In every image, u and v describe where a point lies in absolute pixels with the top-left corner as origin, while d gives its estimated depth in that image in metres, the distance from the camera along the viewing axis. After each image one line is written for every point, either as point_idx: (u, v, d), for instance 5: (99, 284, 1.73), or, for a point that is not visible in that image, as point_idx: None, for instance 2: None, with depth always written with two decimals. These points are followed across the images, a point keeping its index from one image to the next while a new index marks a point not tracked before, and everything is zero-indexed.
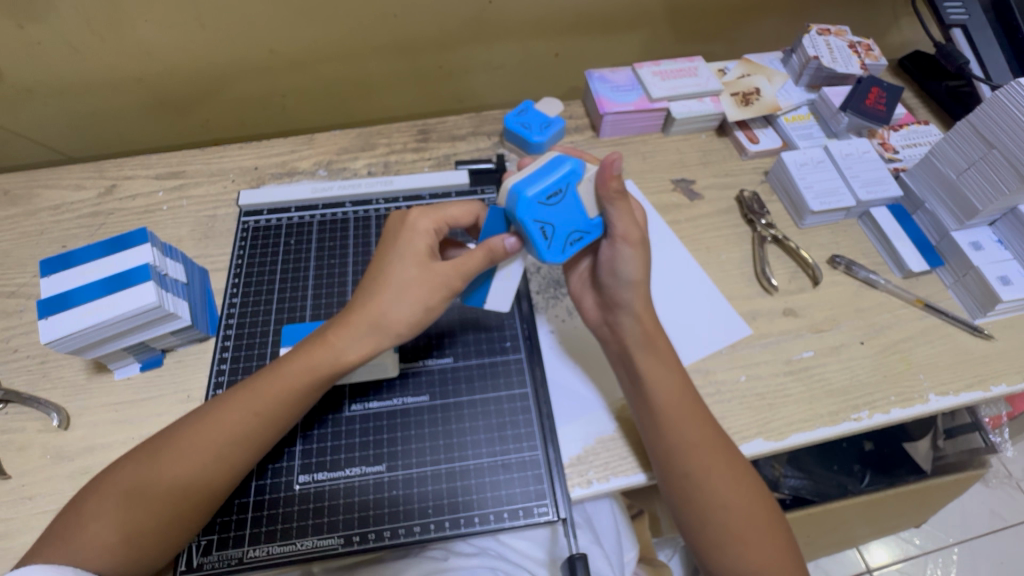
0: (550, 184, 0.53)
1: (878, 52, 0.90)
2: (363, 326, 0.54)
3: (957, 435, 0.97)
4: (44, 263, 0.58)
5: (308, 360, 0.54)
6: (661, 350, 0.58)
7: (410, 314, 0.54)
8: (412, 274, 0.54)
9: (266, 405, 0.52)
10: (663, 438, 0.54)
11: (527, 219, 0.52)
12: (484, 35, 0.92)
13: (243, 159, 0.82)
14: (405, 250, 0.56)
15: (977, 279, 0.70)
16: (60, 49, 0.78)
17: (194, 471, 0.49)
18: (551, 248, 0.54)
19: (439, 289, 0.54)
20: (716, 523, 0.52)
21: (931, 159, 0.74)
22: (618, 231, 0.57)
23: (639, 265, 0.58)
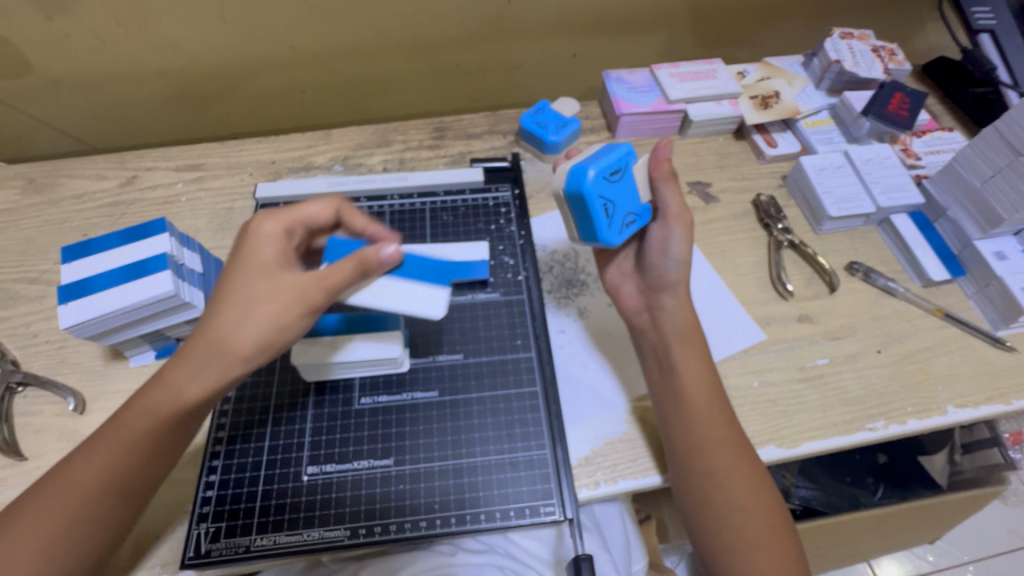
0: (612, 162, 0.55)
1: (902, 57, 0.88)
2: (219, 346, 0.48)
3: (975, 451, 0.94)
4: (65, 250, 0.60)
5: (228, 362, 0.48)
6: (699, 342, 0.59)
7: (260, 335, 0.48)
8: (257, 287, 0.49)
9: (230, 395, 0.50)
10: (688, 433, 0.54)
11: (592, 194, 0.54)
12: (502, 34, 0.92)
13: (261, 153, 0.83)
14: (246, 261, 0.50)
15: (1001, 290, 0.69)
16: (87, 42, 0.80)
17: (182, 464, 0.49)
18: (611, 227, 0.56)
19: (296, 303, 0.48)
20: (731, 527, 0.51)
21: (954, 166, 0.72)
22: (670, 209, 0.60)
23: (687, 243, 0.60)
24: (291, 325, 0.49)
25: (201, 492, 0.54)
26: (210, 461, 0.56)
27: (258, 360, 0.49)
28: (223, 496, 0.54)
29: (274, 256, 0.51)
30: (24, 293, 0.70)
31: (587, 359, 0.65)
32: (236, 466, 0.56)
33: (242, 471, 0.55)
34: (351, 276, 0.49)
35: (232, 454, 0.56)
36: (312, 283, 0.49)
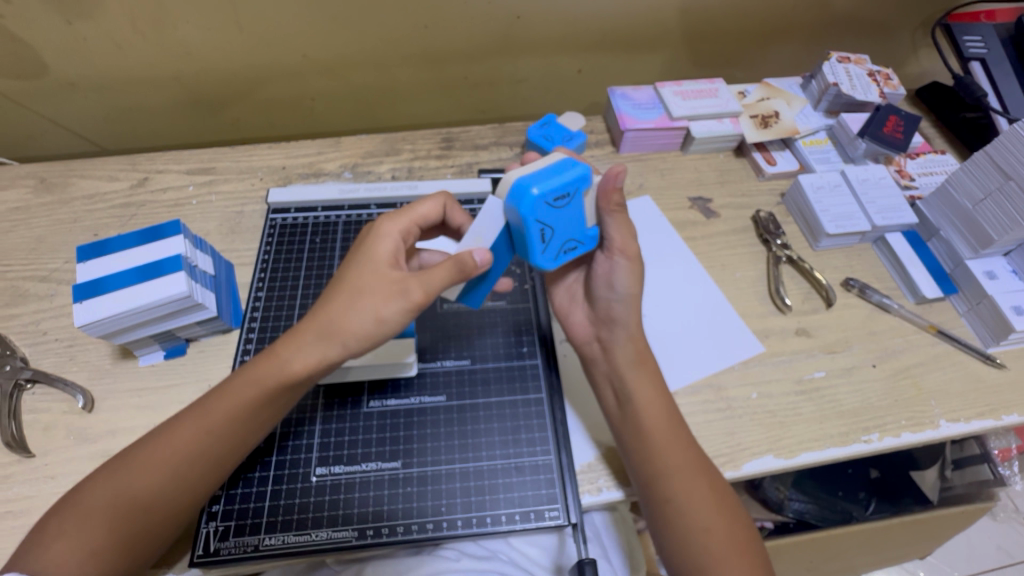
0: (559, 185, 0.51)
1: (897, 81, 0.91)
2: (315, 335, 0.52)
3: (965, 466, 0.97)
4: (81, 250, 0.60)
5: (256, 378, 0.53)
6: (651, 368, 0.60)
7: (361, 323, 0.51)
8: (369, 280, 0.52)
9: (219, 424, 0.52)
10: (649, 460, 0.55)
11: (530, 220, 0.51)
12: (510, 49, 0.95)
13: (272, 159, 0.85)
14: (369, 253, 0.54)
15: (991, 308, 0.71)
16: (104, 45, 0.82)
17: (162, 483, 0.50)
18: (544, 252, 0.55)
19: (396, 297, 0.51)
20: (697, 550, 0.52)
21: (947, 188, 0.75)
22: (615, 244, 0.59)
23: (632, 278, 0.61)
24: (389, 318, 0.51)
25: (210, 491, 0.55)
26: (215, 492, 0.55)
27: (302, 374, 0.52)
28: (232, 496, 0.55)
29: (389, 252, 0.55)
30: (34, 290, 0.70)
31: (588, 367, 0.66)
32: (244, 466, 0.56)
33: (252, 472, 0.56)
34: (450, 275, 0.52)
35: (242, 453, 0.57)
36: (414, 282, 0.51)
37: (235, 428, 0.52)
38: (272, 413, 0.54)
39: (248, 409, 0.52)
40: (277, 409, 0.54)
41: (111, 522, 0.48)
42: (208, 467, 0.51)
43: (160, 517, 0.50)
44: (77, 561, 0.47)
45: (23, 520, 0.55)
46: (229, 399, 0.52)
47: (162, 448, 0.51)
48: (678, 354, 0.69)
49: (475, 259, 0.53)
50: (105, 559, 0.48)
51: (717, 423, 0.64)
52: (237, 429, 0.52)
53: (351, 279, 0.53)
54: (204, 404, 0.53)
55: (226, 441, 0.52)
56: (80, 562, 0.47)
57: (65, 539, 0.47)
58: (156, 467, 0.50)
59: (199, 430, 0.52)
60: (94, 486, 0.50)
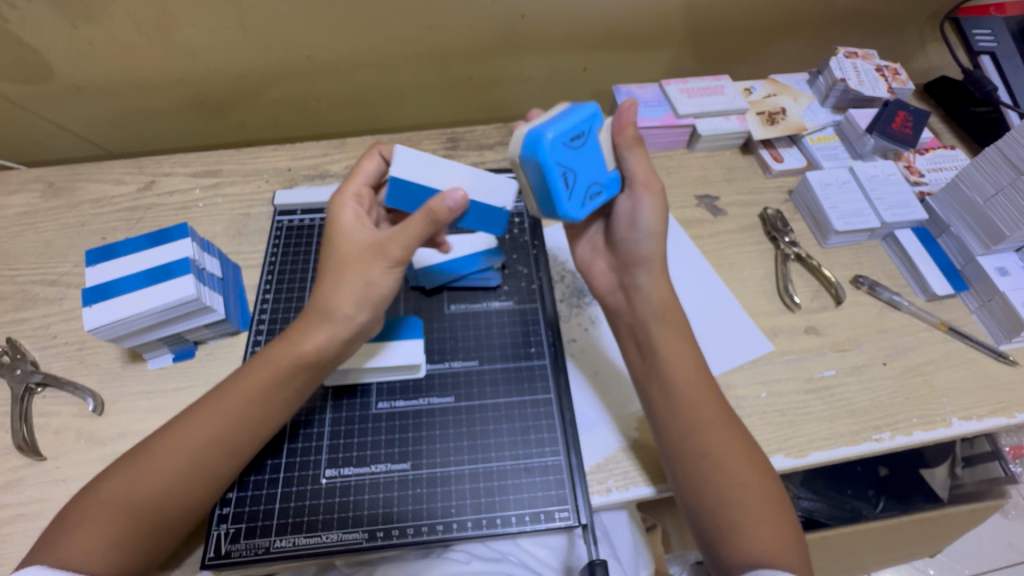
0: (573, 126, 0.51)
1: (905, 76, 0.90)
2: (316, 318, 0.54)
3: (975, 464, 0.96)
4: (89, 254, 0.61)
5: (270, 362, 0.54)
6: (677, 323, 0.59)
7: (353, 293, 0.53)
8: (351, 253, 0.54)
9: (236, 407, 0.53)
10: (678, 416, 0.55)
11: (548, 160, 0.49)
12: (514, 48, 0.94)
13: (278, 160, 0.85)
14: (346, 232, 0.56)
15: (1003, 305, 0.70)
16: (110, 49, 0.82)
17: (178, 472, 0.50)
18: (570, 198, 0.53)
19: (377, 258, 0.53)
20: (734, 505, 0.52)
21: (957, 183, 0.74)
22: (638, 179, 0.57)
23: (656, 213, 0.59)
24: (378, 280, 0.53)
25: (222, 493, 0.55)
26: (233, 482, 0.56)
27: (312, 354, 0.53)
28: (243, 498, 0.55)
29: (359, 223, 0.57)
30: (43, 294, 0.71)
31: (598, 367, 0.66)
32: (255, 469, 0.56)
33: (262, 474, 0.56)
34: (423, 226, 0.52)
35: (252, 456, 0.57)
36: (389, 240, 0.53)
37: (251, 413, 0.53)
38: (287, 397, 0.54)
39: (263, 392, 0.53)
40: (291, 394, 0.55)
41: (132, 510, 0.48)
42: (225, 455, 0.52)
43: (181, 505, 0.50)
44: (100, 549, 0.47)
45: (35, 523, 0.56)
46: (244, 385, 0.53)
47: (179, 438, 0.51)
48: None
49: (448, 203, 0.52)
50: (128, 548, 0.48)
51: None
52: (255, 415, 0.53)
53: (335, 259, 0.55)
54: (220, 390, 0.54)
55: (243, 427, 0.53)
56: (97, 552, 0.47)
57: (89, 526, 0.48)
58: (178, 453, 0.51)
59: (217, 415, 0.52)
60: (116, 475, 0.50)
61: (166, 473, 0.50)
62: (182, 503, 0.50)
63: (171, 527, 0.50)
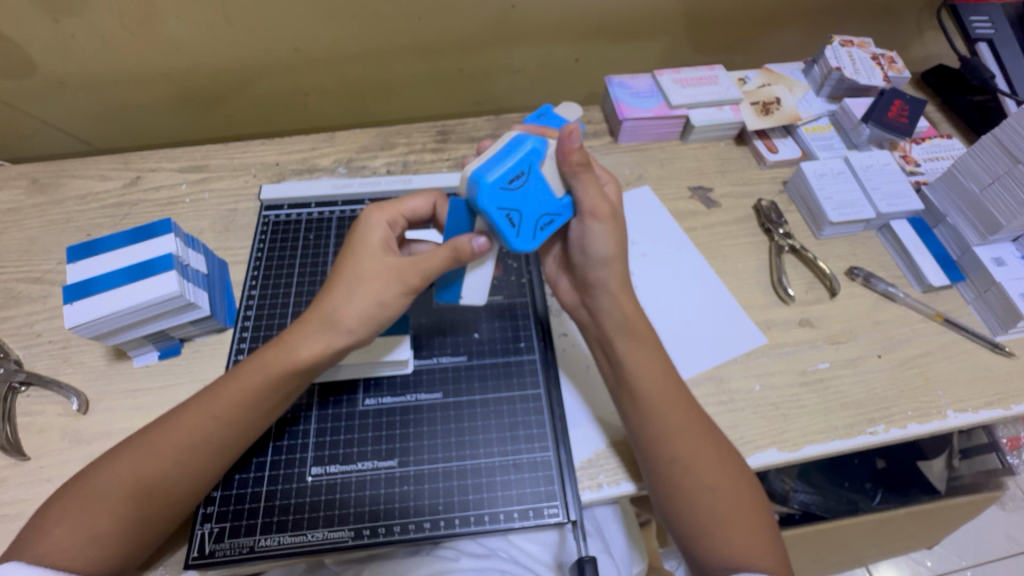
0: (509, 166, 0.49)
1: (901, 65, 0.89)
2: (317, 324, 0.54)
3: (972, 455, 0.94)
4: (70, 250, 0.60)
5: (262, 366, 0.53)
6: (643, 334, 0.58)
7: (362, 309, 0.53)
8: (369, 269, 0.54)
9: (225, 410, 0.52)
10: (648, 423, 0.54)
11: (488, 207, 0.48)
12: (505, 39, 0.93)
13: (265, 155, 0.83)
14: (359, 243, 0.56)
15: (999, 296, 0.69)
16: (93, 43, 0.81)
17: (163, 468, 0.50)
18: (520, 236, 0.51)
19: (395, 282, 0.53)
20: (705, 506, 0.51)
21: (954, 172, 0.73)
22: (586, 207, 0.55)
23: (612, 239, 0.57)
24: (389, 302, 0.53)
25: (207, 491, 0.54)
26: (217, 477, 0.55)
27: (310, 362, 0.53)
28: (228, 496, 0.54)
29: (380, 241, 0.55)
30: (27, 292, 0.70)
31: (588, 362, 0.65)
32: (240, 466, 0.56)
33: (248, 472, 0.56)
34: (446, 262, 0.52)
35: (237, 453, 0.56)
36: (412, 268, 0.53)
37: (240, 413, 0.52)
38: (279, 402, 0.54)
39: (252, 395, 0.53)
40: (284, 398, 0.55)
41: (113, 507, 0.48)
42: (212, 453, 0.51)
43: (162, 503, 0.49)
44: (79, 546, 0.46)
45: (20, 523, 0.55)
46: (235, 387, 0.53)
47: (167, 434, 0.51)
48: (678, 347, 0.68)
49: (474, 246, 0.51)
50: (107, 545, 0.47)
51: (719, 416, 0.63)
52: (245, 414, 0.53)
53: (349, 270, 0.54)
54: (210, 391, 0.53)
55: (230, 428, 0.52)
56: (78, 548, 0.46)
57: (68, 522, 0.47)
58: (160, 451, 0.50)
59: (205, 416, 0.52)
60: (97, 471, 0.50)
61: (150, 470, 0.49)
62: (163, 501, 0.49)
63: (150, 526, 0.49)
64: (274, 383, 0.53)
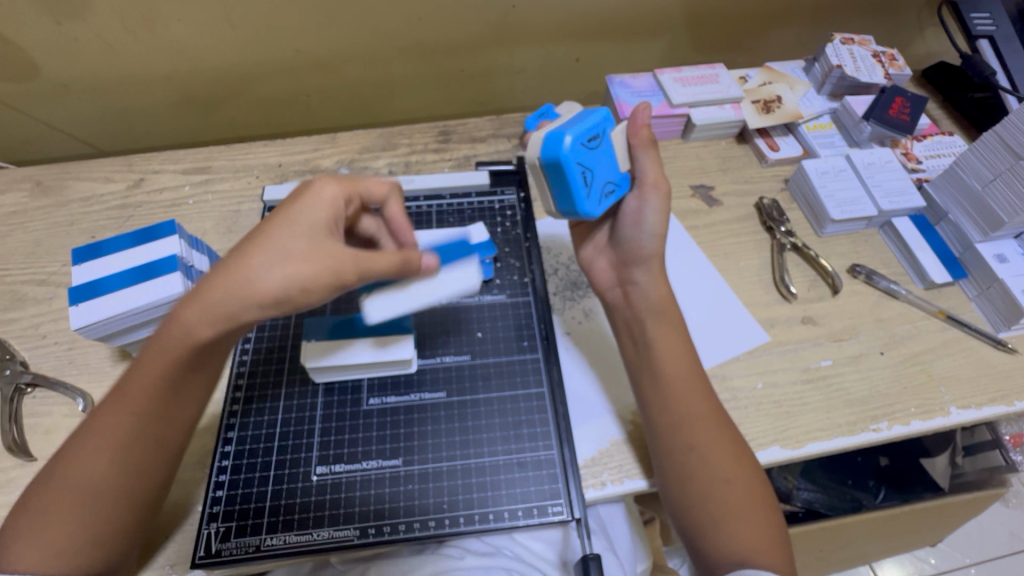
0: (590, 126, 0.55)
1: (902, 62, 0.89)
2: (224, 295, 0.46)
3: (975, 453, 0.93)
4: (76, 252, 0.60)
5: (162, 346, 0.48)
6: (673, 318, 0.59)
7: (279, 288, 0.46)
8: (299, 249, 0.48)
9: (140, 401, 0.48)
10: (667, 410, 0.55)
11: (570, 161, 0.53)
12: (506, 39, 0.93)
13: (267, 156, 0.84)
14: (300, 213, 0.50)
15: (1002, 292, 0.69)
16: (96, 46, 0.81)
17: (99, 476, 0.47)
18: (588, 196, 0.56)
19: (327, 273, 0.47)
20: (717, 499, 0.51)
21: (955, 169, 0.73)
22: (648, 177, 0.59)
23: (661, 215, 0.60)
24: (313, 288, 0.47)
25: (211, 491, 0.55)
26: (217, 476, 0.55)
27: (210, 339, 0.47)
28: (233, 496, 0.55)
29: (327, 218, 0.51)
30: (32, 294, 0.70)
31: (592, 360, 0.65)
32: (246, 467, 0.56)
33: (251, 471, 0.56)
34: (393, 267, 0.51)
35: (241, 454, 0.57)
36: (349, 259, 0.48)
37: (156, 403, 0.49)
38: (197, 381, 0.50)
39: (164, 381, 0.48)
40: (201, 376, 0.51)
41: (71, 519, 0.46)
42: (143, 447, 0.48)
43: (114, 507, 0.48)
44: (49, 558, 0.45)
45: None
46: (141, 375, 0.48)
47: (88, 442, 0.48)
48: None
49: (424, 263, 0.55)
50: (78, 555, 0.46)
51: None
52: (160, 402, 0.49)
53: (279, 242, 0.48)
54: (122, 385, 0.49)
55: (150, 419, 0.49)
56: (46, 562, 0.45)
57: (27, 542, 0.46)
58: (90, 457, 0.47)
59: (122, 413, 0.48)
60: (47, 484, 0.48)
61: (88, 478, 0.47)
62: (116, 506, 0.48)
63: (114, 527, 0.48)
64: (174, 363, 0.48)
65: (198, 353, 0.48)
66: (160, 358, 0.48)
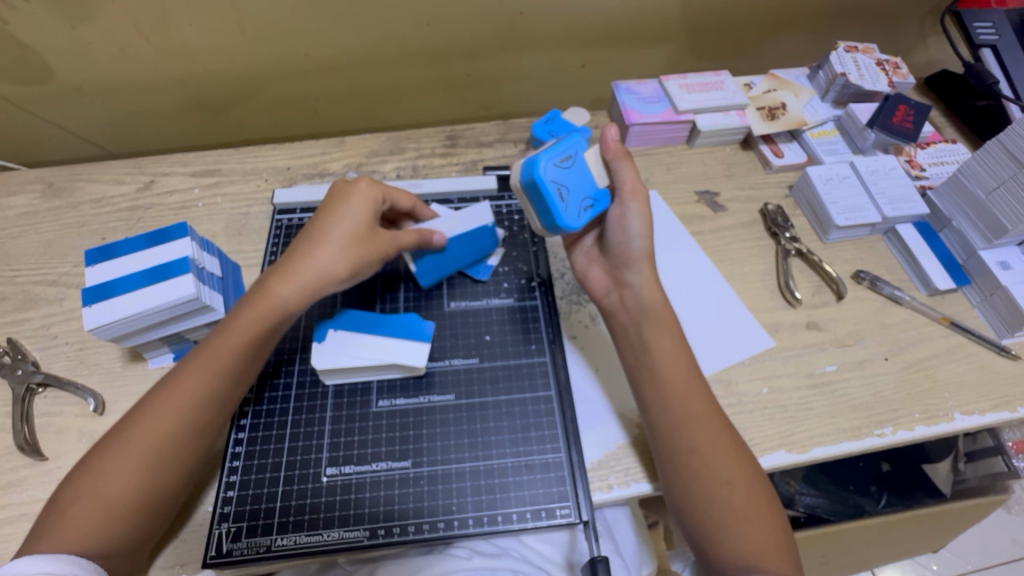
0: (560, 149, 0.56)
1: (906, 70, 0.90)
2: (305, 277, 0.58)
3: (978, 459, 0.94)
4: (89, 254, 0.61)
5: (248, 315, 0.56)
6: (668, 321, 0.60)
7: (345, 267, 0.59)
8: (349, 231, 0.60)
9: (223, 365, 0.54)
10: (667, 412, 0.55)
11: (544, 180, 0.55)
12: (513, 45, 0.94)
13: (276, 159, 0.84)
14: (351, 211, 0.61)
15: (1005, 299, 0.70)
16: (108, 50, 0.82)
17: (167, 439, 0.51)
18: (567, 211, 0.56)
19: (373, 250, 0.61)
20: (720, 504, 0.52)
21: (959, 177, 0.74)
22: (626, 186, 0.61)
23: (644, 219, 0.61)
24: (364, 267, 0.61)
25: (223, 491, 0.55)
26: (228, 476, 0.56)
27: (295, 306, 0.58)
28: (244, 497, 0.55)
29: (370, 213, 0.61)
30: (43, 295, 0.71)
31: (599, 363, 0.65)
32: (256, 467, 0.57)
33: (263, 472, 0.56)
34: (415, 242, 0.63)
35: (252, 455, 0.57)
36: (387, 238, 0.62)
37: (237, 367, 0.55)
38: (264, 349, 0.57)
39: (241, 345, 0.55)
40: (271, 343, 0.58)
41: (124, 486, 0.49)
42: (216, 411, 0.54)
43: (167, 474, 0.51)
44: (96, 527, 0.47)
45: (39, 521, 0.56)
46: (226, 340, 0.55)
47: (162, 403, 0.52)
48: None
49: (436, 240, 0.64)
50: (125, 522, 0.49)
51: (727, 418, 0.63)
52: (239, 367, 0.55)
53: (334, 229, 0.59)
54: (204, 349, 0.55)
55: (230, 381, 0.55)
56: (97, 526, 0.47)
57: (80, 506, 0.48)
58: (164, 416, 0.51)
59: (206, 374, 0.54)
60: (106, 453, 0.50)
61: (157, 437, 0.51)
62: (181, 462, 0.52)
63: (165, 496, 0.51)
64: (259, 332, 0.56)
65: (279, 322, 0.58)
66: (249, 328, 0.56)
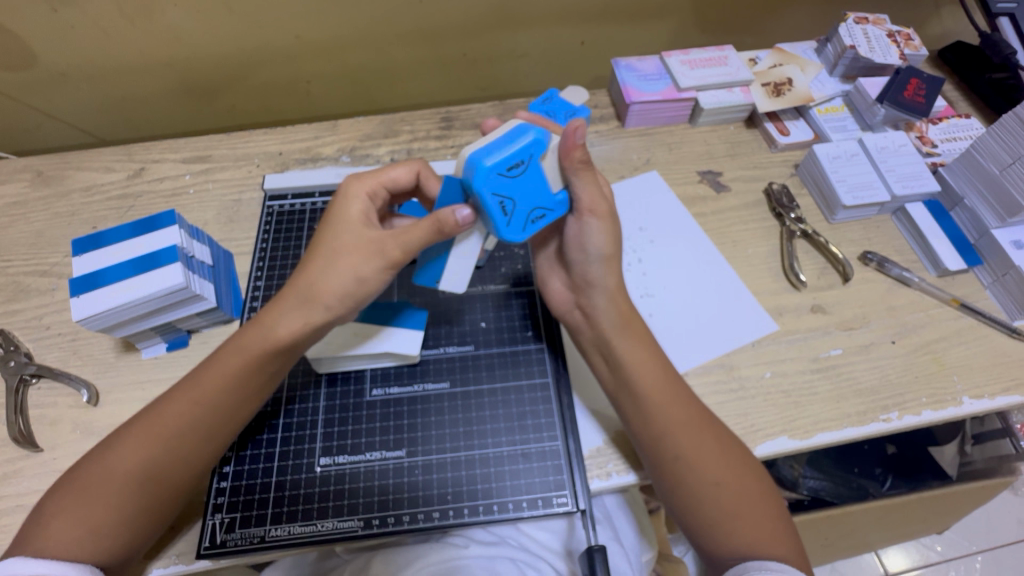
0: (512, 153, 0.48)
1: (919, 41, 0.86)
2: (293, 301, 0.53)
3: (985, 441, 0.91)
4: (77, 243, 0.60)
5: (244, 349, 0.53)
6: (639, 331, 0.58)
7: (341, 284, 0.53)
8: (348, 242, 0.54)
9: (208, 394, 0.52)
10: (650, 421, 0.54)
11: (483, 195, 0.48)
12: (509, 22, 0.91)
13: (268, 144, 0.83)
14: (338, 216, 0.56)
15: (1018, 279, 0.68)
16: (92, 32, 0.80)
17: (146, 459, 0.49)
18: (510, 225, 0.50)
19: (375, 257, 0.53)
20: (709, 502, 0.51)
21: (974, 154, 0.71)
22: (584, 205, 0.54)
23: (608, 237, 0.56)
24: (369, 277, 0.53)
25: (215, 482, 0.55)
26: (221, 468, 0.55)
27: (285, 338, 0.53)
28: (238, 487, 0.55)
29: (360, 213, 0.56)
30: (35, 286, 0.70)
31: None
32: (250, 457, 0.56)
33: (256, 463, 0.56)
34: (428, 233, 0.51)
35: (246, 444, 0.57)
36: (391, 240, 0.52)
37: (223, 397, 0.52)
38: (266, 382, 0.54)
39: (237, 378, 0.52)
40: (269, 379, 0.54)
41: (110, 498, 0.48)
42: (200, 438, 0.51)
43: (145, 490, 0.49)
44: (83, 536, 0.47)
45: None
46: (220, 371, 0.52)
47: (146, 423, 0.51)
48: (686, 337, 0.67)
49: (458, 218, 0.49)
50: (108, 536, 0.48)
51: (730, 404, 0.62)
52: (228, 399, 0.52)
53: (327, 243, 0.54)
54: (193, 377, 0.53)
55: (213, 410, 0.52)
56: (76, 539, 0.47)
57: (64, 516, 0.47)
58: (149, 438, 0.50)
59: (190, 402, 0.51)
60: (94, 463, 0.50)
61: (136, 459, 0.49)
62: (165, 486, 0.50)
63: (151, 512, 0.50)
64: (247, 367, 0.53)
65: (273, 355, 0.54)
66: (240, 361, 0.52)
